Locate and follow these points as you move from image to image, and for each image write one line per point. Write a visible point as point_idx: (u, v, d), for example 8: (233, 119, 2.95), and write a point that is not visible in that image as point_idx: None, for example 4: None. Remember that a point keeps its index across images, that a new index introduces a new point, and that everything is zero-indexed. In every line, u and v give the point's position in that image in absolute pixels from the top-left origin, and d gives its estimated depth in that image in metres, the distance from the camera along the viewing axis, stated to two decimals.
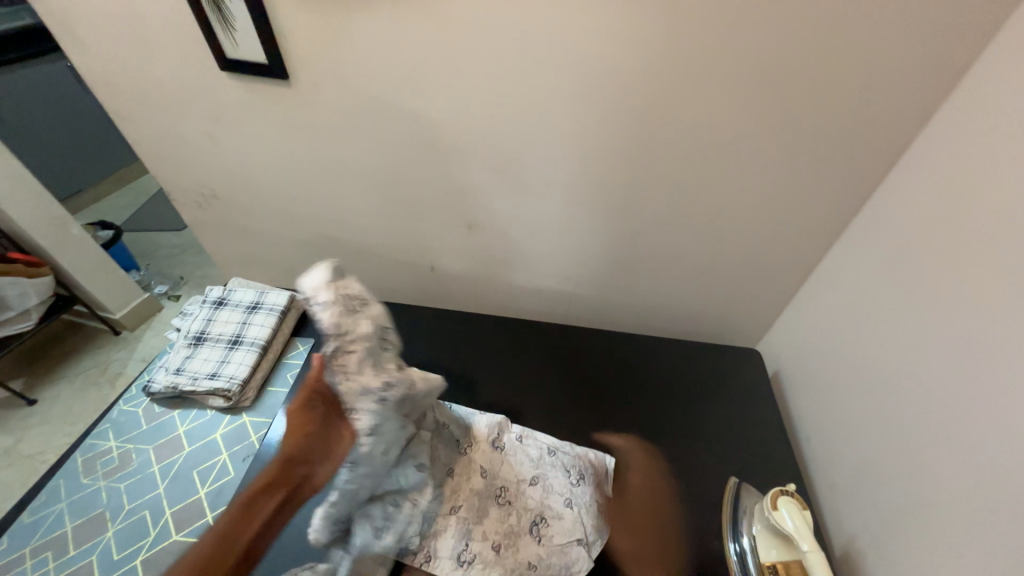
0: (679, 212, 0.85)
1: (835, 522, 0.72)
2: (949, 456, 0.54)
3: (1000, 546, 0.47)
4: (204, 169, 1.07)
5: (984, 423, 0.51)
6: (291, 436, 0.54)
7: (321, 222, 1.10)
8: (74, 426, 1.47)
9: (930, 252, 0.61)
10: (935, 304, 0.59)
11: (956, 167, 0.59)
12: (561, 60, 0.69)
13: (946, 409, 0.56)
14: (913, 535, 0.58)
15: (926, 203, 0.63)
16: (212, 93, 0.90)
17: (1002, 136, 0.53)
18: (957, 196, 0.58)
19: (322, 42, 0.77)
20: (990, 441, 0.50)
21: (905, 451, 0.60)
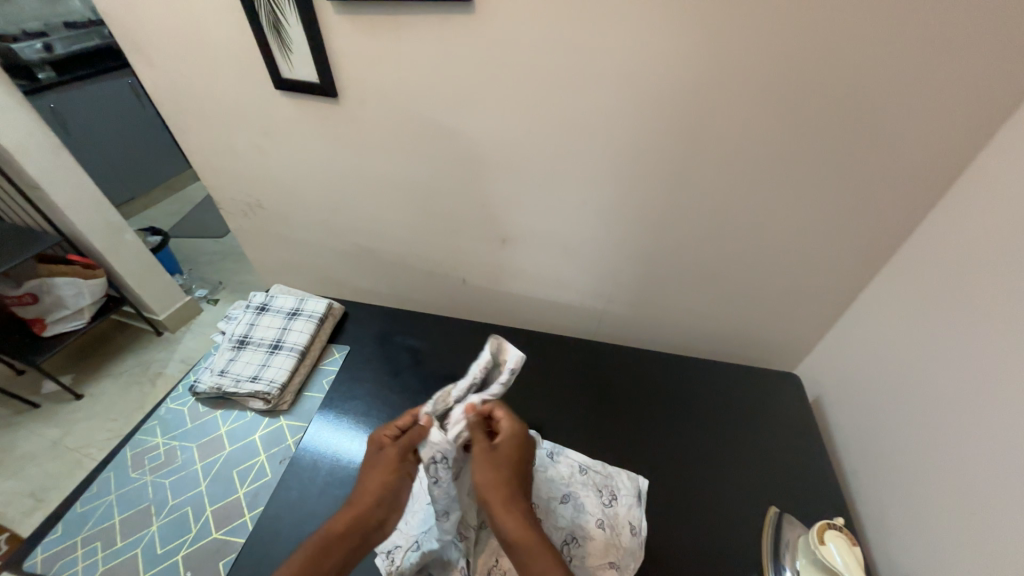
0: (716, 232, 0.84)
1: (881, 563, 0.68)
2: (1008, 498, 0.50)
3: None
4: (252, 180, 1.13)
5: None
6: (376, 485, 0.59)
7: (359, 233, 1.13)
8: (115, 422, 1.54)
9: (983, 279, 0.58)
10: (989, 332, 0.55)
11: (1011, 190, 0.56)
12: (601, 80, 0.70)
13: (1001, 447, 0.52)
14: None
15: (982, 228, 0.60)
16: (265, 108, 0.95)
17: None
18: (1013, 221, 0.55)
19: (369, 62, 0.80)
20: None
21: (955, 488, 0.57)
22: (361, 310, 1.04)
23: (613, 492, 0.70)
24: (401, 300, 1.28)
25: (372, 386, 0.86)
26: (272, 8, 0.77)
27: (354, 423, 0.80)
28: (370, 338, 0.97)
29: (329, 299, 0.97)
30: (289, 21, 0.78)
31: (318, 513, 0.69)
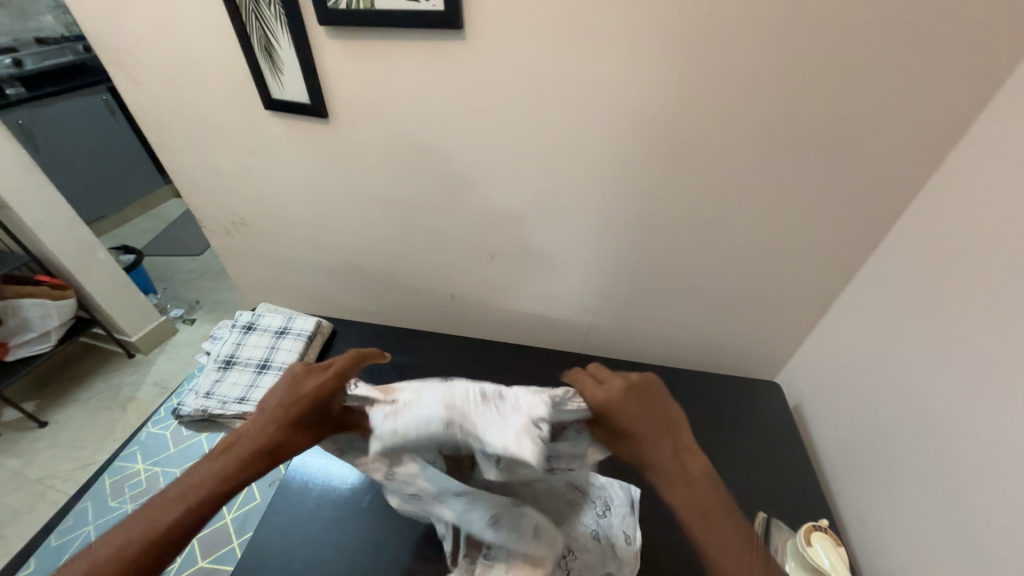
0: (697, 246, 0.88)
1: (867, 565, 0.70)
2: (978, 495, 0.54)
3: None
4: (237, 198, 1.12)
5: (1009, 458, 0.51)
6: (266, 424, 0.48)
7: (347, 250, 1.13)
8: (82, 450, 1.46)
9: (946, 288, 0.62)
10: (954, 339, 0.59)
11: (965, 208, 0.61)
12: (586, 104, 0.74)
13: (969, 446, 0.55)
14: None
15: (943, 242, 0.64)
16: (254, 128, 0.96)
17: (1014, 179, 0.55)
18: (975, 234, 0.59)
19: (362, 84, 0.82)
20: (1016, 476, 0.50)
21: (933, 488, 0.60)
22: (349, 327, 1.03)
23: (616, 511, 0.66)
24: (388, 316, 1.27)
25: None
26: (264, 31, 0.79)
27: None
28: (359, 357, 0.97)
29: (318, 318, 0.94)
30: (281, 44, 0.80)
31: (310, 536, 0.67)
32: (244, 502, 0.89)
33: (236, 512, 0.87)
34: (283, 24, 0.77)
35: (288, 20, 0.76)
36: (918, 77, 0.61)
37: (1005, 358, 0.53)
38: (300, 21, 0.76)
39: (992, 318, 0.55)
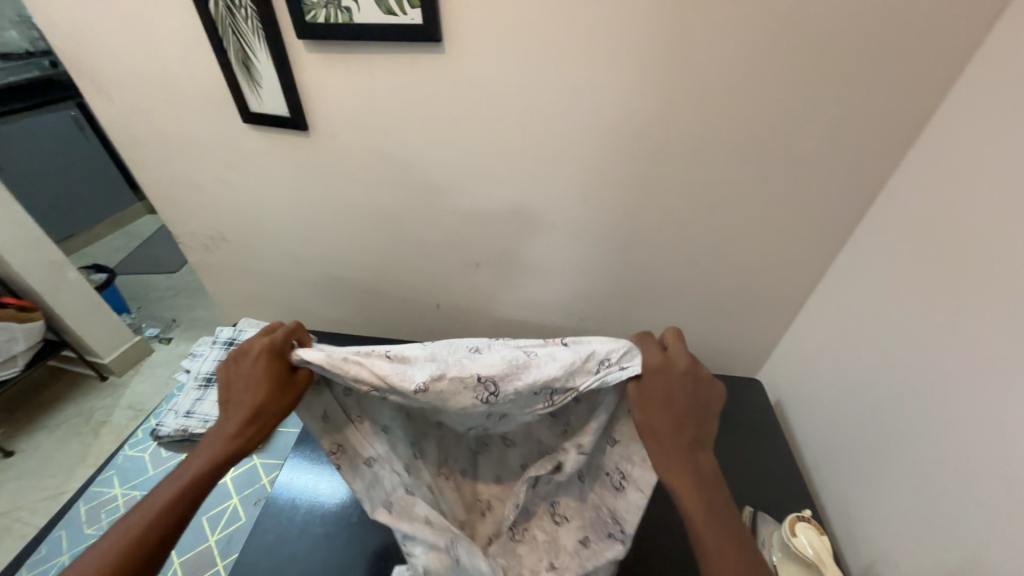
0: (677, 249, 0.90)
1: (848, 551, 0.72)
2: (943, 475, 0.56)
3: (993, 559, 0.49)
4: (215, 213, 1.10)
5: (969, 439, 0.53)
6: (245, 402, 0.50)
7: (330, 262, 1.12)
8: (52, 479, 1.40)
9: (909, 282, 0.66)
10: (919, 330, 0.63)
11: (924, 205, 0.65)
12: (565, 113, 0.76)
13: (932, 429, 0.58)
14: (918, 559, 0.59)
15: (905, 237, 0.68)
16: (232, 141, 0.95)
17: (963, 179, 0.59)
18: (931, 231, 0.63)
19: (343, 96, 0.83)
20: (976, 454, 0.52)
21: (901, 472, 0.63)
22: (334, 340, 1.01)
23: (614, 512, 0.60)
24: (373, 328, 1.26)
25: None
26: (242, 45, 0.79)
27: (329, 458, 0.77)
28: None
29: None
30: (260, 58, 0.80)
31: (297, 554, 0.66)
32: (229, 523, 0.87)
33: (220, 534, 0.84)
34: (261, 38, 0.77)
35: (267, 35, 0.76)
36: (873, 85, 0.65)
37: (960, 346, 0.56)
38: (279, 35, 0.76)
39: (948, 308, 0.59)
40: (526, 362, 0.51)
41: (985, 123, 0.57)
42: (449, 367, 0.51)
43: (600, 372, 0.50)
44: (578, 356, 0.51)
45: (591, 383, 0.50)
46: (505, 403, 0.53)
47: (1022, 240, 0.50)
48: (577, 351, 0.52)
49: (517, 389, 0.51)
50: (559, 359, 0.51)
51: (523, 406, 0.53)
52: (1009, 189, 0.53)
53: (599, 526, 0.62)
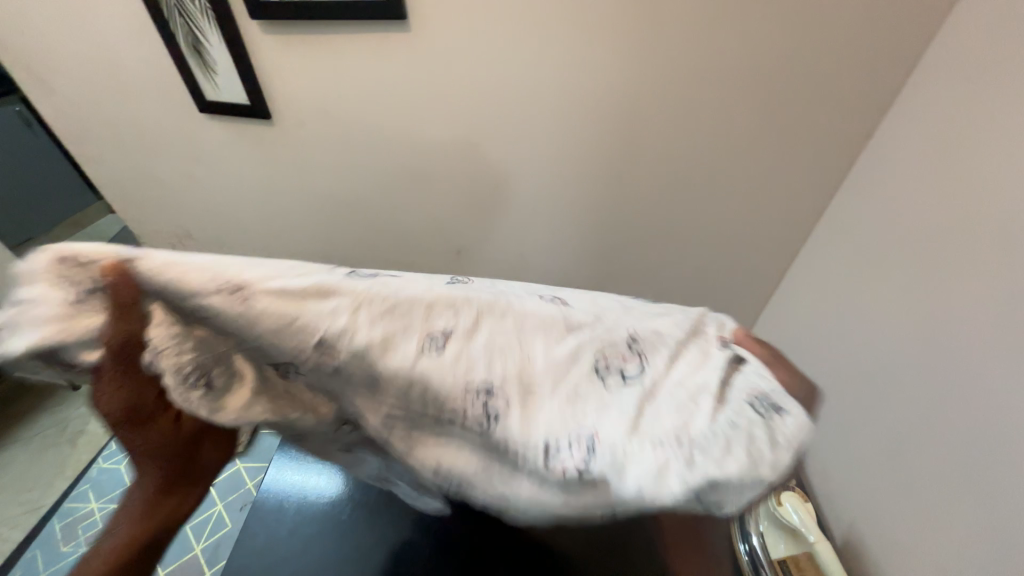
0: (661, 227, 0.89)
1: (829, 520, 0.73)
2: (922, 441, 0.57)
3: (972, 518, 0.50)
4: (178, 210, 1.04)
5: (949, 404, 0.54)
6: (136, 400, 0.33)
7: (303, 257, 1.08)
8: (28, 494, 1.34)
9: (887, 249, 0.66)
10: (899, 298, 0.63)
11: (899, 173, 0.65)
12: (540, 91, 0.74)
13: (914, 397, 0.59)
14: (898, 522, 0.60)
15: (881, 206, 0.68)
16: (190, 132, 0.89)
17: (938, 143, 0.59)
18: (909, 198, 0.63)
19: (305, 80, 0.78)
20: (953, 419, 0.53)
21: (882, 440, 0.64)
22: None
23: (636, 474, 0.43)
24: None
25: None
26: (190, 27, 0.73)
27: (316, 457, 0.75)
28: None
29: None
30: (212, 42, 0.74)
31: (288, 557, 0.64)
32: (213, 530, 0.85)
33: (205, 541, 0.82)
34: (210, 20, 0.72)
35: (218, 17, 0.71)
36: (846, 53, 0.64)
37: (936, 311, 0.57)
38: (232, 17, 0.71)
39: (925, 274, 0.59)
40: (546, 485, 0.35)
41: (960, 87, 0.57)
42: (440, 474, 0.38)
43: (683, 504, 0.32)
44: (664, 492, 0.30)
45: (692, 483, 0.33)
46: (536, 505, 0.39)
47: (995, 202, 0.51)
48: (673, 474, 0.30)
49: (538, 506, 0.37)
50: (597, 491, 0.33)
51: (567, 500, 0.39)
52: (982, 152, 0.53)
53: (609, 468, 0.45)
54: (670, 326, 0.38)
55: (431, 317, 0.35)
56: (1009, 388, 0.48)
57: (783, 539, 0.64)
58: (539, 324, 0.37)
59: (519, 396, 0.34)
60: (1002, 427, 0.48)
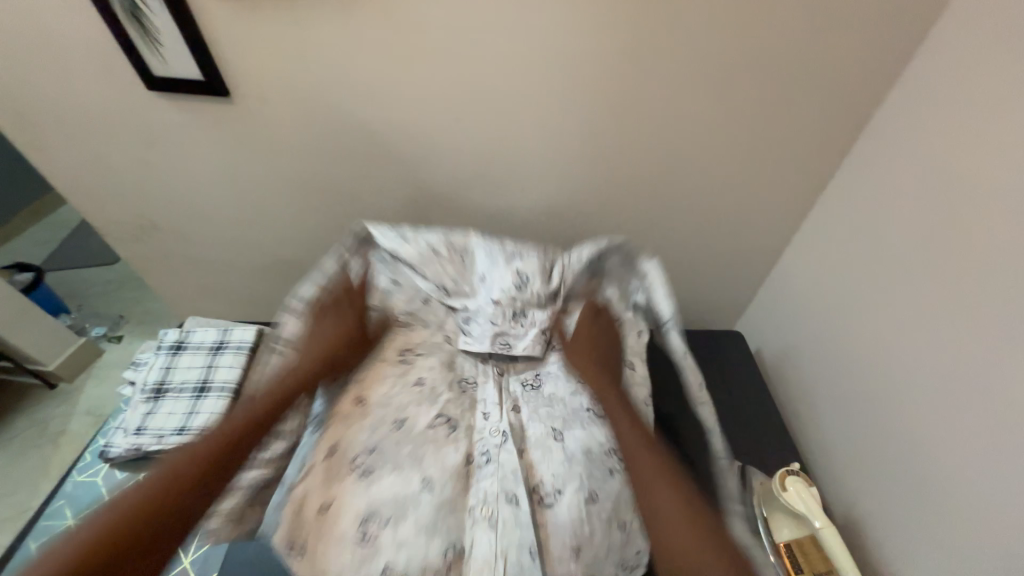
0: (665, 197, 0.86)
1: (839, 495, 0.74)
2: (944, 409, 0.58)
3: (980, 471, 0.53)
4: (141, 199, 0.95)
5: (976, 374, 0.55)
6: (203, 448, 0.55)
7: (283, 243, 1.01)
8: (14, 496, 1.24)
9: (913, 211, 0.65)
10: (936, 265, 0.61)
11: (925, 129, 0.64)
12: (532, 58, 0.69)
13: (938, 364, 0.59)
14: (923, 495, 0.60)
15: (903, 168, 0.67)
16: (145, 113, 0.80)
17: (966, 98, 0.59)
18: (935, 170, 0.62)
19: (278, 55, 0.71)
20: (984, 383, 0.54)
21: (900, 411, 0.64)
22: None
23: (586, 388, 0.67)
24: None
25: None
26: None
27: None
28: None
29: (259, 325, 0.84)
30: (154, 9, 0.66)
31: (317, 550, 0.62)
32: None
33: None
34: None
35: None
36: None
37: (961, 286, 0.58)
38: None
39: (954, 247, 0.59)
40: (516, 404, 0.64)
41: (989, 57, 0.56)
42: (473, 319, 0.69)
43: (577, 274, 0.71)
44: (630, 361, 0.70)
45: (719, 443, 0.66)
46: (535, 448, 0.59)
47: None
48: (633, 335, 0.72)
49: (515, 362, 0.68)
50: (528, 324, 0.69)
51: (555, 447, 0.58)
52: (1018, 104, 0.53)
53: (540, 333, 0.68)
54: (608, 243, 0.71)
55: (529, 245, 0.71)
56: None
57: (786, 523, 0.63)
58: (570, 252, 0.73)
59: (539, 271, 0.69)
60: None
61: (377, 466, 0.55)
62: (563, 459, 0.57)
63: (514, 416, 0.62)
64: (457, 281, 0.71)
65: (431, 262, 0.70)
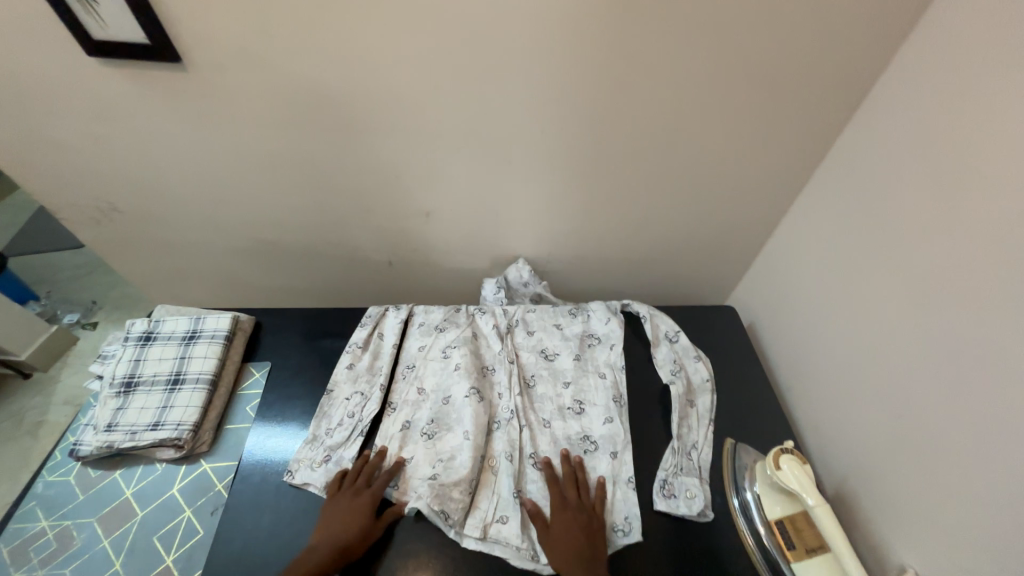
0: (657, 169, 0.82)
1: (830, 466, 0.75)
2: (937, 385, 0.58)
3: (972, 447, 0.53)
4: (96, 180, 0.88)
5: (973, 351, 0.54)
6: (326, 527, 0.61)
7: (257, 225, 0.96)
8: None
9: (911, 181, 0.62)
10: (933, 238, 0.59)
11: (927, 95, 0.61)
12: (512, 17, 0.63)
13: (933, 339, 0.58)
14: (911, 468, 0.60)
15: (903, 136, 0.64)
16: (86, 85, 0.72)
17: (971, 62, 0.55)
18: (940, 133, 0.59)
19: (228, 11, 0.63)
20: (979, 360, 0.53)
21: (892, 385, 0.64)
22: (277, 317, 0.90)
23: (579, 396, 0.76)
24: (325, 296, 1.14)
25: (310, 403, 0.78)
26: None
27: (299, 426, 0.75)
28: (296, 341, 0.86)
29: (233, 313, 0.81)
30: None
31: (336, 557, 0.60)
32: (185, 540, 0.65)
33: (178, 550, 0.63)
34: None
35: None
36: None
37: (961, 255, 0.56)
38: None
39: (956, 215, 0.56)
40: (517, 414, 0.73)
41: (1007, 6, 0.51)
42: (500, 361, 0.79)
43: (589, 324, 0.85)
44: (599, 371, 0.79)
45: (698, 402, 0.78)
46: (513, 450, 0.69)
47: None
48: (603, 349, 0.82)
49: (521, 376, 0.78)
50: (557, 355, 0.81)
51: (544, 446, 0.71)
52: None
53: (558, 375, 0.79)
54: (638, 304, 0.86)
55: (562, 312, 0.87)
56: None
57: (779, 501, 0.65)
58: (600, 315, 0.85)
59: (560, 314, 0.87)
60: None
61: (419, 471, 0.67)
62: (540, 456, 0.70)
63: (521, 397, 0.75)
64: (486, 318, 0.85)
65: (481, 318, 0.85)
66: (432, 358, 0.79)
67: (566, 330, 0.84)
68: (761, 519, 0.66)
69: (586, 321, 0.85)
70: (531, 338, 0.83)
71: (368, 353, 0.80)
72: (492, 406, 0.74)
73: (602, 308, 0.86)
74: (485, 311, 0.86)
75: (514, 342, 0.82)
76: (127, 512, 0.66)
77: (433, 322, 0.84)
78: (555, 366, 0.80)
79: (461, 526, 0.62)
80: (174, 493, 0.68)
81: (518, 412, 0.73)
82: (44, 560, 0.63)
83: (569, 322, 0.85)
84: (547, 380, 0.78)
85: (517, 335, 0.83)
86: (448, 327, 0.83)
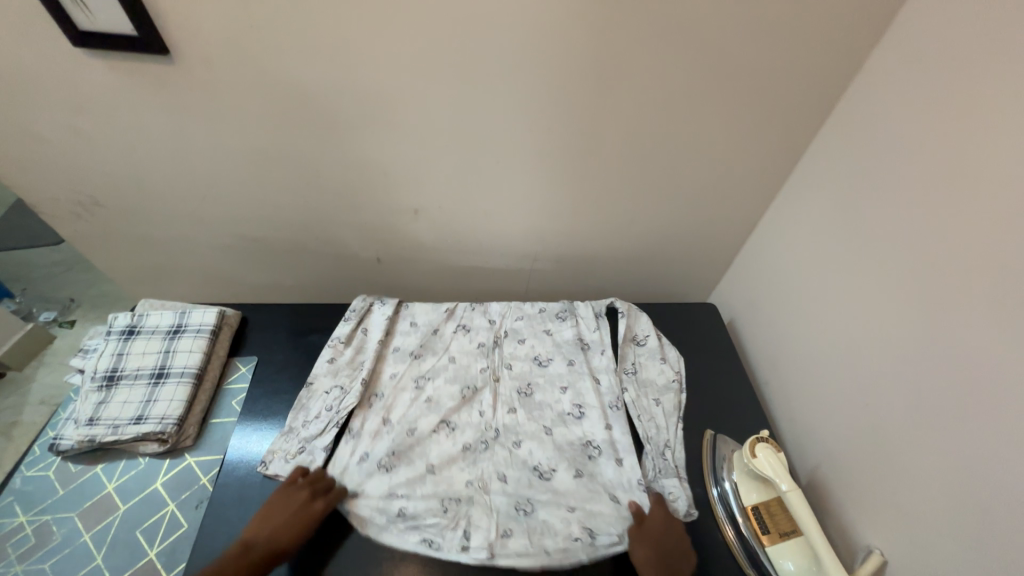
0: (641, 169, 0.84)
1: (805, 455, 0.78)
2: (903, 375, 0.61)
3: (936, 432, 0.56)
4: (77, 173, 0.87)
5: (936, 342, 0.57)
6: (263, 529, 0.60)
7: (243, 220, 0.95)
8: None
9: (880, 182, 0.66)
10: (900, 235, 0.62)
11: (894, 101, 0.64)
12: (502, 18, 0.65)
13: (900, 331, 0.62)
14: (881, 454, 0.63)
15: (873, 138, 0.67)
16: (69, 76, 0.72)
17: (934, 69, 0.59)
18: (907, 136, 0.62)
19: (219, 5, 0.63)
20: (942, 350, 0.56)
21: (863, 377, 0.67)
22: (263, 312, 0.90)
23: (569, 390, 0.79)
24: (312, 293, 1.13)
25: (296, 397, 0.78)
26: None
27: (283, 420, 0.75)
28: (282, 337, 0.86)
29: (220, 308, 0.80)
30: None
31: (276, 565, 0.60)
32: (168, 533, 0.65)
33: (161, 544, 0.63)
34: None
35: None
36: None
37: (926, 252, 0.59)
38: None
39: (921, 212, 0.60)
40: (496, 435, 0.73)
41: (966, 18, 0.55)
42: (479, 379, 0.79)
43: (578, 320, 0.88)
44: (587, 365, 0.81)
45: (663, 401, 0.79)
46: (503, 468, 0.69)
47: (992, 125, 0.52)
48: (590, 343, 0.84)
49: (505, 394, 0.78)
50: (546, 356, 0.83)
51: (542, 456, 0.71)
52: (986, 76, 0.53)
53: (552, 380, 0.80)
54: (622, 301, 0.89)
55: (553, 311, 0.89)
56: (991, 316, 0.51)
57: (755, 488, 0.68)
58: (587, 313, 0.88)
59: (550, 313, 0.89)
60: (987, 357, 0.51)
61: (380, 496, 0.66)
62: (537, 466, 0.70)
63: (511, 416, 0.75)
64: (463, 339, 0.85)
65: (459, 336, 0.85)
66: (405, 384, 0.78)
67: (555, 330, 0.86)
68: (739, 507, 0.68)
69: (576, 320, 0.88)
70: (517, 349, 0.84)
71: (348, 350, 0.81)
72: (469, 429, 0.74)
73: (590, 308, 0.89)
74: (462, 330, 0.86)
75: (502, 354, 0.83)
76: (110, 506, 0.66)
77: (404, 345, 0.83)
78: (545, 366, 0.82)
79: (460, 548, 0.62)
80: (158, 486, 0.68)
81: (495, 433, 0.73)
82: (21, 556, 0.62)
83: (560, 321, 0.88)
84: (544, 390, 0.79)
85: (496, 353, 0.83)
86: (427, 343, 0.84)
